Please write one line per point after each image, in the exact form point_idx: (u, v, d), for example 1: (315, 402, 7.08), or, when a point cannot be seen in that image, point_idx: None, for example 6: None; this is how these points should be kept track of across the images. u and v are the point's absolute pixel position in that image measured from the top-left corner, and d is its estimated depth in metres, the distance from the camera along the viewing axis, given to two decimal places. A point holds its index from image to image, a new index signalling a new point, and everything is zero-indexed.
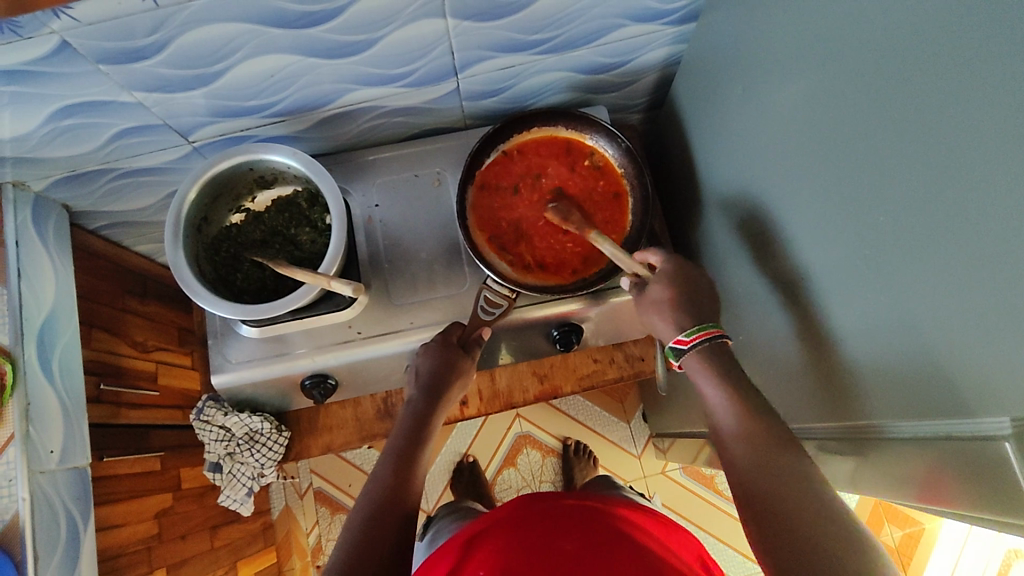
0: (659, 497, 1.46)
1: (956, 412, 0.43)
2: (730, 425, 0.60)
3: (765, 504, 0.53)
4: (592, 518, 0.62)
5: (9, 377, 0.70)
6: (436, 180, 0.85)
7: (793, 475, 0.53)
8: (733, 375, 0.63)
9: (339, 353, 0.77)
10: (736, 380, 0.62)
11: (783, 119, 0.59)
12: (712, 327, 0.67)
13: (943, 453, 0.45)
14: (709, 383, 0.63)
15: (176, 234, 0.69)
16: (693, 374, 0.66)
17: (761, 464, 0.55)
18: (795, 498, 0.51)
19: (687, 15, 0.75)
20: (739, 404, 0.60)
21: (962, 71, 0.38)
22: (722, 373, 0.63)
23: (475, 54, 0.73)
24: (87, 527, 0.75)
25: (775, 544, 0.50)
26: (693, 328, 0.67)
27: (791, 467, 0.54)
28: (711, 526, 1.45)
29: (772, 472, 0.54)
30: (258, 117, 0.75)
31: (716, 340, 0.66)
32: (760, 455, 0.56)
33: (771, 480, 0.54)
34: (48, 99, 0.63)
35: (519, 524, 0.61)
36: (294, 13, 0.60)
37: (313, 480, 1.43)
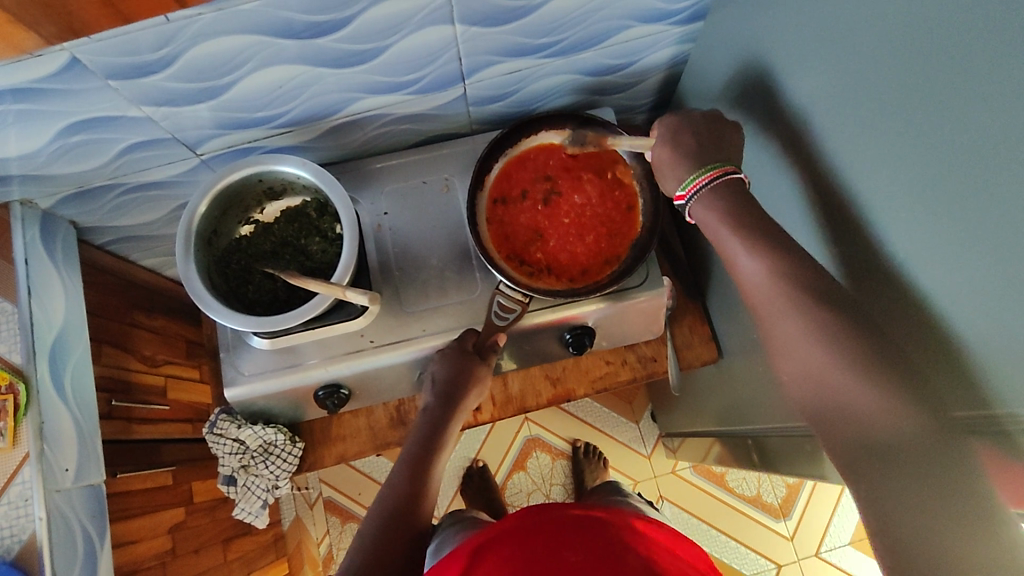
0: (666, 507, 1.45)
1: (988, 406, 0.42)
2: (777, 303, 0.53)
3: (837, 406, 0.48)
4: (598, 527, 0.62)
5: (22, 397, 0.70)
6: (445, 186, 0.85)
7: (857, 362, 0.48)
8: (767, 237, 0.56)
9: (352, 363, 0.77)
10: (770, 238, 0.56)
11: (796, 118, 0.59)
12: (712, 167, 0.61)
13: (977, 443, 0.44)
14: (742, 251, 0.57)
15: (187, 247, 0.69)
16: (712, 234, 0.60)
17: (818, 346, 0.50)
18: (862, 391, 0.47)
19: (693, 15, 0.75)
20: (781, 280, 0.54)
21: (983, 67, 0.38)
22: (753, 237, 0.57)
23: (482, 59, 0.73)
24: (103, 544, 0.74)
25: (852, 449, 0.47)
26: (690, 176, 0.62)
27: (857, 349, 0.48)
28: (725, 524, 1.44)
29: (827, 351, 0.49)
30: (266, 129, 0.75)
31: (718, 180, 0.60)
32: (816, 344, 0.50)
33: (834, 369, 0.49)
34: (56, 116, 0.63)
35: (528, 533, 0.61)
36: (300, 24, 0.60)
37: (323, 490, 1.43)
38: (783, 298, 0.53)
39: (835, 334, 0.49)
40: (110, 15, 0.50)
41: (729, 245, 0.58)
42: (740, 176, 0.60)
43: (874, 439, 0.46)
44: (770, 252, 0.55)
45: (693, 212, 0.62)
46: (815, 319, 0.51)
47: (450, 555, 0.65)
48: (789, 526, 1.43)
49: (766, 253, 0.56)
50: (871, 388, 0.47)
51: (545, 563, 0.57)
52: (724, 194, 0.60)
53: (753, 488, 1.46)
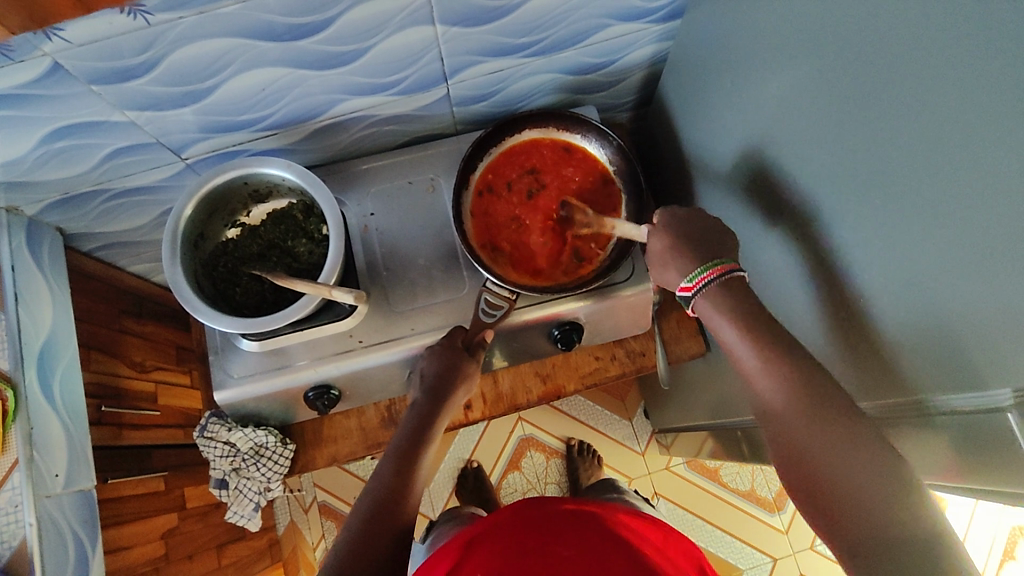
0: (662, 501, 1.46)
1: (949, 388, 0.45)
2: (770, 390, 0.56)
3: (834, 495, 0.50)
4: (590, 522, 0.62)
5: (11, 403, 0.70)
6: (430, 186, 0.85)
7: (856, 462, 0.49)
8: (758, 324, 0.58)
9: (341, 363, 0.77)
10: (760, 325, 0.58)
11: (773, 111, 0.60)
12: (720, 263, 0.62)
13: (945, 428, 0.47)
14: (740, 341, 0.58)
15: (173, 250, 0.69)
16: (707, 319, 0.62)
17: (819, 438, 0.52)
18: (867, 492, 0.48)
19: (671, 13, 0.77)
20: (772, 366, 0.56)
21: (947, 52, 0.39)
22: (748, 323, 0.58)
23: (464, 59, 0.74)
24: (95, 550, 0.74)
25: (851, 540, 0.48)
26: (699, 269, 0.62)
27: (848, 440, 0.50)
28: (719, 519, 1.45)
29: (821, 440, 0.51)
30: (250, 132, 0.76)
31: (727, 276, 0.61)
32: (810, 432, 0.52)
33: (836, 461, 0.50)
34: (41, 122, 0.63)
35: (519, 529, 0.62)
36: (282, 26, 0.60)
37: (317, 494, 1.43)
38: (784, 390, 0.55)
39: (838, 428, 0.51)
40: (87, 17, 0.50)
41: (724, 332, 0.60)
42: (741, 272, 0.62)
43: (873, 534, 0.47)
44: (765, 344, 0.57)
45: (693, 303, 0.63)
46: (815, 414, 0.52)
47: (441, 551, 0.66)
48: (784, 519, 1.44)
49: (761, 345, 0.57)
50: (872, 482, 0.48)
51: (534, 561, 0.57)
52: (724, 290, 0.61)
53: (747, 482, 1.47)
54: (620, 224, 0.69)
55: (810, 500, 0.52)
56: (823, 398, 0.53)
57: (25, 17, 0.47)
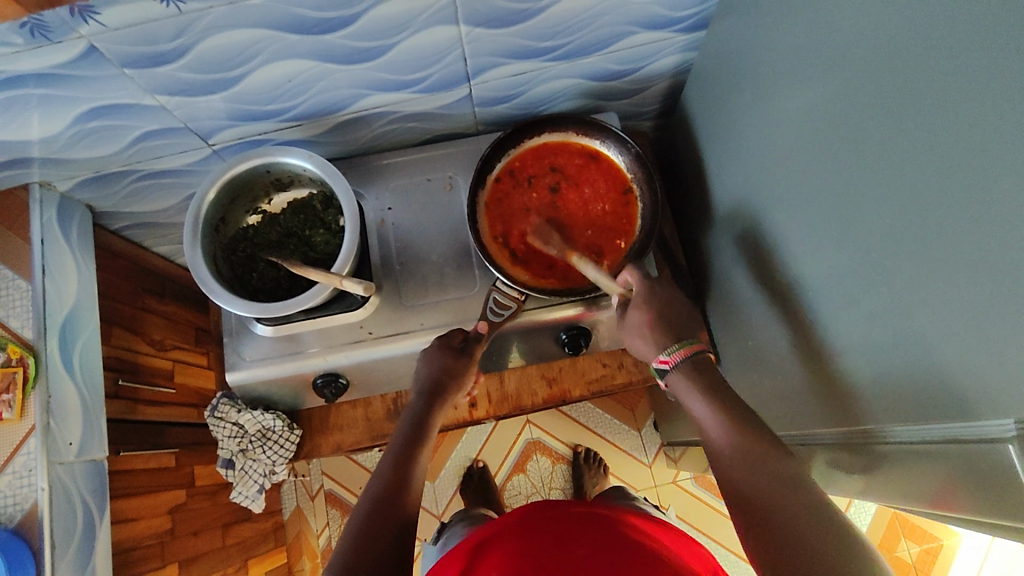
0: (673, 509, 1.45)
1: (948, 416, 0.45)
2: (728, 442, 0.59)
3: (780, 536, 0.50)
4: (602, 525, 0.62)
5: (31, 370, 0.72)
6: (448, 184, 0.86)
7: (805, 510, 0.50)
8: (722, 392, 0.63)
9: (351, 353, 0.79)
10: (725, 395, 0.62)
11: (792, 125, 0.60)
12: (690, 343, 0.68)
13: (934, 455, 0.47)
14: (703, 403, 0.63)
15: (195, 232, 0.71)
16: (682, 395, 0.66)
17: (762, 478, 0.54)
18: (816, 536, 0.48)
19: (698, 23, 0.76)
20: (729, 421, 0.60)
21: (969, 69, 0.38)
22: (712, 391, 0.63)
23: (488, 60, 0.75)
24: (102, 519, 0.76)
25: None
26: (673, 346, 0.68)
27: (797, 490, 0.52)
28: (723, 537, 1.44)
29: (774, 488, 0.53)
30: (276, 122, 0.78)
31: (694, 356, 0.67)
32: (767, 480, 0.54)
33: (767, 492, 0.53)
34: (76, 101, 0.65)
35: (532, 531, 0.62)
36: (312, 20, 0.62)
37: (324, 482, 1.45)
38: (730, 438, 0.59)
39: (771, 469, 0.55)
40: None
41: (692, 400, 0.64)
42: (705, 351, 0.68)
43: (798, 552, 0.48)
44: (723, 405, 0.61)
45: (667, 377, 0.68)
46: (756, 457, 0.56)
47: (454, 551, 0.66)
48: None
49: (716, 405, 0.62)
50: (801, 514, 0.50)
51: (551, 559, 0.58)
52: (698, 366, 0.66)
53: None
54: (583, 266, 0.69)
55: (757, 541, 0.51)
56: (766, 446, 0.57)
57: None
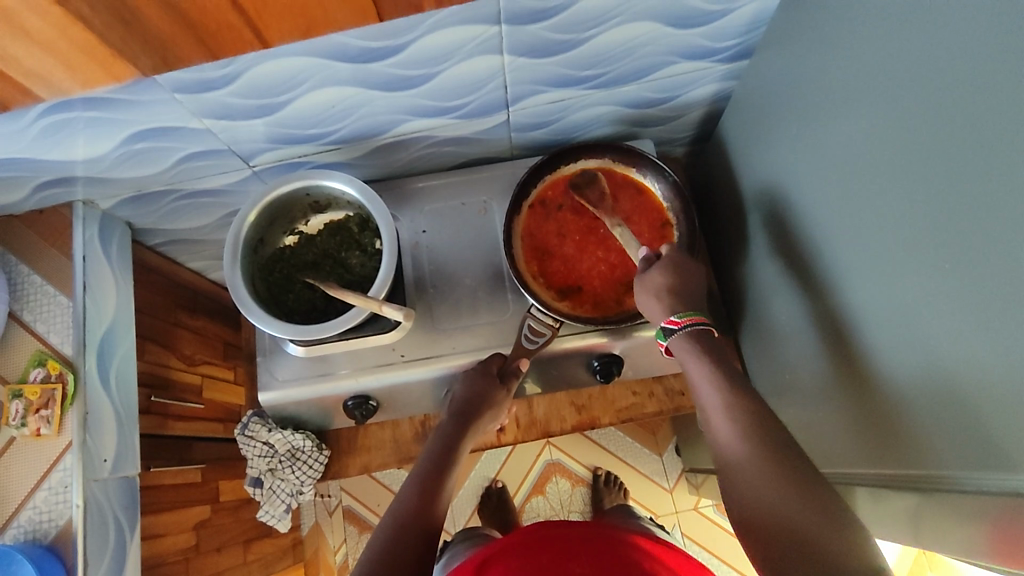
0: (679, 530, 1.44)
1: (1008, 469, 0.44)
2: (714, 400, 0.64)
3: (752, 488, 0.56)
4: (604, 542, 0.62)
5: (69, 387, 0.73)
6: (483, 209, 0.86)
7: (773, 465, 0.56)
8: (719, 360, 0.66)
9: (381, 375, 0.78)
10: (733, 384, 0.64)
11: (841, 162, 0.59)
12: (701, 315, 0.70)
13: (995, 508, 0.46)
14: (699, 371, 0.66)
15: (234, 254, 0.72)
16: (680, 357, 0.69)
17: (739, 436, 0.60)
18: (778, 488, 0.55)
19: (738, 53, 0.77)
20: (719, 383, 0.64)
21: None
22: (723, 374, 0.65)
23: (527, 88, 0.75)
24: (133, 536, 0.77)
25: (760, 520, 0.54)
26: (685, 311, 0.69)
27: (771, 451, 0.58)
28: (744, 564, 1.42)
29: (751, 447, 0.59)
30: (317, 145, 0.78)
31: (701, 327, 0.69)
32: (743, 438, 0.60)
33: (747, 454, 0.58)
34: (124, 124, 0.67)
35: (537, 551, 0.61)
36: (357, 49, 0.62)
37: (342, 498, 1.44)
38: (732, 423, 0.61)
39: (772, 455, 0.57)
40: (166, 18, 0.52)
41: (700, 385, 0.66)
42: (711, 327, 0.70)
43: (771, 523, 0.54)
44: (732, 393, 0.63)
45: (670, 339, 0.70)
46: (759, 449, 0.58)
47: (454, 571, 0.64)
48: None
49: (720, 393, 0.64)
50: (767, 467, 0.56)
51: None
52: (701, 338, 0.68)
53: None
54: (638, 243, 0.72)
55: (733, 490, 0.58)
56: (751, 412, 0.61)
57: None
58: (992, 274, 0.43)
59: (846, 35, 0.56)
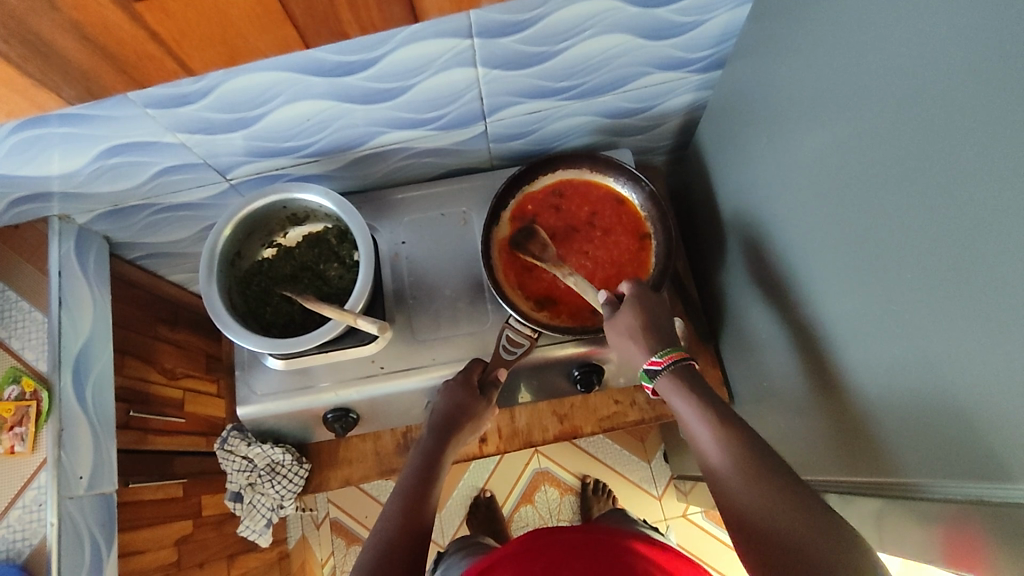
0: (674, 534, 1.42)
1: (978, 478, 0.44)
2: (702, 430, 0.62)
3: (752, 523, 0.54)
4: (599, 552, 0.61)
5: (44, 404, 0.73)
6: (462, 219, 0.87)
7: (772, 495, 0.54)
8: (703, 388, 0.65)
9: (361, 388, 0.78)
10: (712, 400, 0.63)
11: (812, 171, 0.60)
12: (681, 350, 0.69)
13: (957, 514, 0.46)
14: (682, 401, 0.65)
15: (210, 267, 0.72)
16: (668, 397, 0.67)
17: (731, 465, 0.58)
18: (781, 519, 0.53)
19: (712, 63, 0.77)
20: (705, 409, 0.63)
21: (1007, 127, 0.38)
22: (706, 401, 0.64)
23: (504, 100, 0.76)
24: (110, 553, 0.76)
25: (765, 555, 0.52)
26: (665, 349, 0.68)
27: (765, 479, 0.56)
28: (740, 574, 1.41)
29: (745, 478, 0.57)
30: (294, 157, 0.78)
31: (683, 363, 0.68)
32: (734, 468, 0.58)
33: (742, 484, 0.56)
34: (97, 140, 0.66)
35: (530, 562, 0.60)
36: (331, 63, 0.63)
37: (329, 510, 1.44)
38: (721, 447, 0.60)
39: (763, 474, 0.56)
40: None
41: (685, 411, 0.64)
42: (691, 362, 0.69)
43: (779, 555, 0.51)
44: (714, 412, 0.62)
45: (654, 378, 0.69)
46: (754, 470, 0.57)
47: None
48: None
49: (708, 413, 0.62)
50: (764, 499, 0.55)
51: None
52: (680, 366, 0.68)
53: None
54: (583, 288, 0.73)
55: (735, 527, 0.56)
56: (740, 436, 0.60)
57: (96, 63, 0.50)
58: (959, 282, 0.43)
59: (814, 46, 0.57)
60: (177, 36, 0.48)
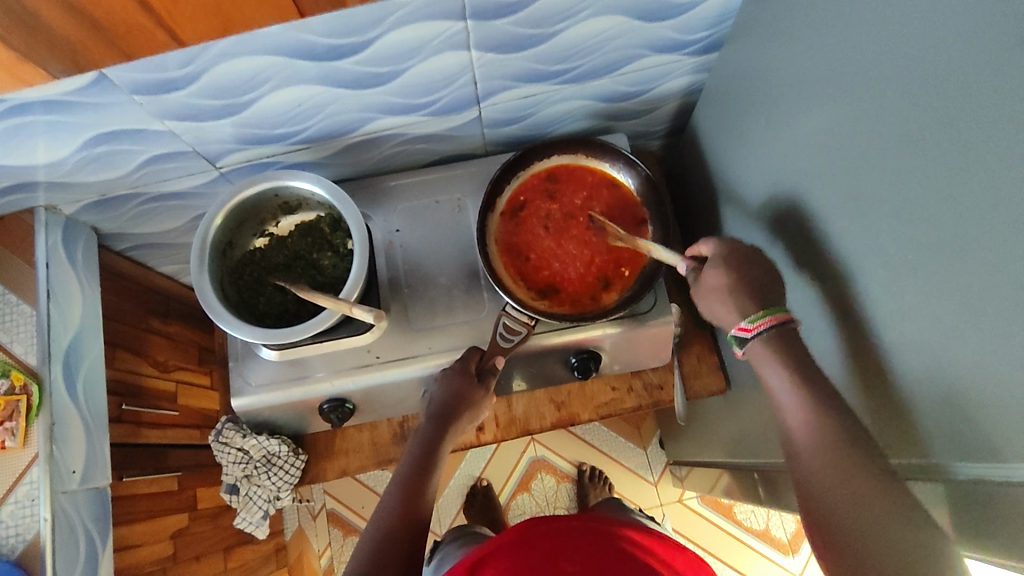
0: (671, 523, 1.43)
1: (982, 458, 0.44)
2: (794, 410, 0.58)
3: (837, 515, 0.52)
4: (593, 536, 0.61)
5: (34, 399, 0.72)
6: (457, 206, 0.86)
7: (862, 488, 0.51)
8: (801, 361, 0.59)
9: (357, 378, 0.77)
10: (810, 376, 0.58)
11: (810, 153, 0.59)
12: (781, 311, 0.62)
13: (968, 494, 0.47)
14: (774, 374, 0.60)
15: (202, 257, 0.71)
16: (759, 365, 0.62)
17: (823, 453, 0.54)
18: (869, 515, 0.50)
19: (709, 45, 0.76)
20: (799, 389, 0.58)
21: (1007, 105, 0.37)
22: (801, 377, 0.58)
23: (498, 84, 0.75)
24: (105, 547, 0.75)
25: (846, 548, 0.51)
26: (760, 313, 0.62)
27: (858, 472, 0.52)
28: (738, 561, 1.41)
29: (836, 468, 0.53)
30: (285, 144, 0.77)
31: (784, 326, 0.61)
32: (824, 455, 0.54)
33: (832, 474, 0.53)
34: (83, 127, 0.65)
35: (524, 547, 0.60)
36: (322, 46, 0.61)
37: (326, 501, 1.43)
38: (811, 430, 0.56)
39: (856, 465, 0.52)
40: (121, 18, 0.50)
41: (776, 386, 0.60)
42: (794, 323, 0.61)
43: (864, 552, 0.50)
44: (811, 391, 0.57)
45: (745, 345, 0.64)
46: (839, 456, 0.54)
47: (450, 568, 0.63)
48: (797, 563, 1.40)
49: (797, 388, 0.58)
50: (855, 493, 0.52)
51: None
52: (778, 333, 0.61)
53: (763, 522, 1.43)
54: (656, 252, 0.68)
55: (817, 513, 0.54)
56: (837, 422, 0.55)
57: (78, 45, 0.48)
58: (959, 262, 0.43)
59: (811, 26, 0.56)
60: (172, 11, 0.50)
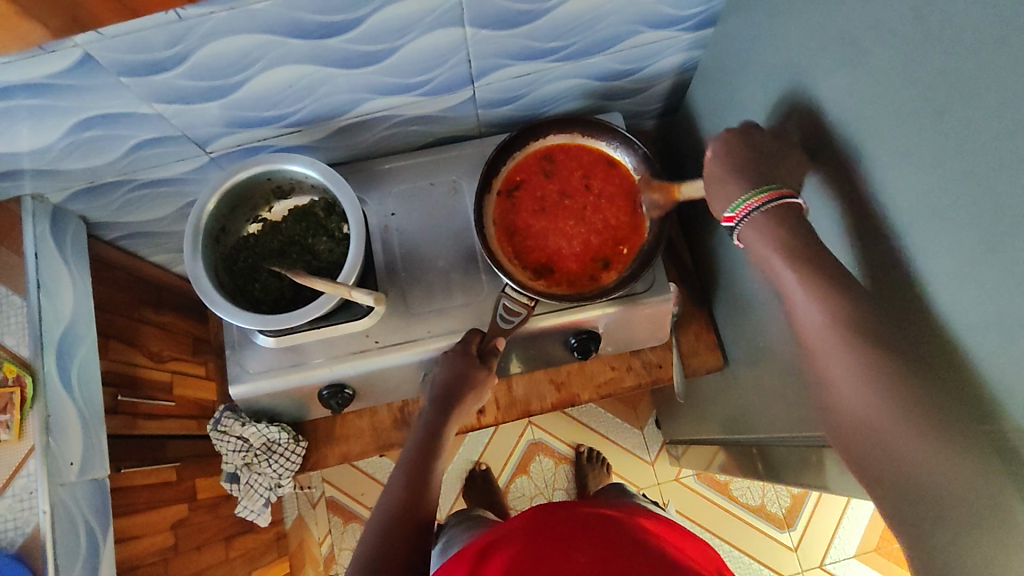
0: (673, 505, 1.45)
1: None
2: (816, 319, 0.50)
3: (869, 438, 0.47)
4: (607, 527, 0.60)
5: (28, 391, 0.70)
6: (452, 188, 0.85)
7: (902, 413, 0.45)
8: (820, 265, 0.52)
9: (356, 363, 0.77)
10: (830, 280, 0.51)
11: (807, 127, 0.59)
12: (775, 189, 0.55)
13: None
14: (792, 278, 0.52)
15: (195, 243, 0.69)
16: (769, 265, 0.54)
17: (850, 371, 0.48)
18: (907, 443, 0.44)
19: (703, 20, 0.76)
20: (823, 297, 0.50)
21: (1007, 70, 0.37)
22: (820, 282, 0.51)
23: (492, 62, 0.73)
24: (106, 538, 0.75)
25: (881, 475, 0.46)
26: (751, 194, 0.55)
27: (895, 394, 0.46)
28: (739, 539, 1.43)
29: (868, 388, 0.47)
30: (276, 127, 0.76)
31: (779, 203, 0.54)
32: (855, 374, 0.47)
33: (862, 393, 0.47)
34: (68, 112, 0.63)
35: (536, 535, 0.59)
36: (312, 23, 0.60)
37: (325, 489, 1.43)
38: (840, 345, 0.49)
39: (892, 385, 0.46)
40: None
41: (793, 290, 0.52)
42: (796, 200, 0.54)
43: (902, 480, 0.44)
44: (832, 298, 0.50)
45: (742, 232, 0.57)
46: (876, 370, 0.47)
47: (456, 555, 0.63)
48: (794, 537, 1.42)
49: (811, 281, 0.51)
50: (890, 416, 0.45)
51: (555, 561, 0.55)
52: (785, 219, 0.54)
53: (758, 497, 1.45)
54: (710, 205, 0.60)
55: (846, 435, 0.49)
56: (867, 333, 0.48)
57: None
58: (958, 231, 0.43)
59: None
60: None
